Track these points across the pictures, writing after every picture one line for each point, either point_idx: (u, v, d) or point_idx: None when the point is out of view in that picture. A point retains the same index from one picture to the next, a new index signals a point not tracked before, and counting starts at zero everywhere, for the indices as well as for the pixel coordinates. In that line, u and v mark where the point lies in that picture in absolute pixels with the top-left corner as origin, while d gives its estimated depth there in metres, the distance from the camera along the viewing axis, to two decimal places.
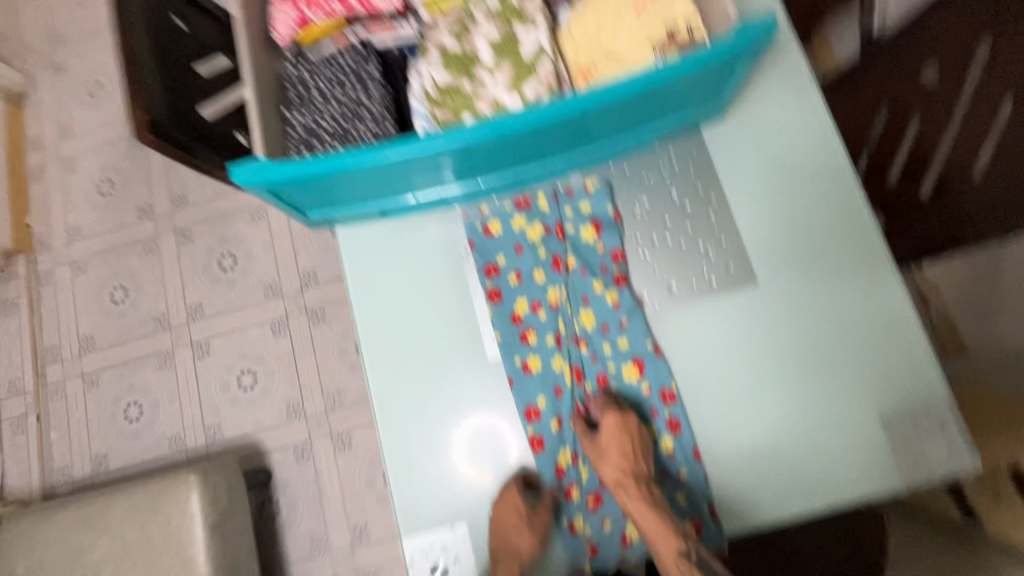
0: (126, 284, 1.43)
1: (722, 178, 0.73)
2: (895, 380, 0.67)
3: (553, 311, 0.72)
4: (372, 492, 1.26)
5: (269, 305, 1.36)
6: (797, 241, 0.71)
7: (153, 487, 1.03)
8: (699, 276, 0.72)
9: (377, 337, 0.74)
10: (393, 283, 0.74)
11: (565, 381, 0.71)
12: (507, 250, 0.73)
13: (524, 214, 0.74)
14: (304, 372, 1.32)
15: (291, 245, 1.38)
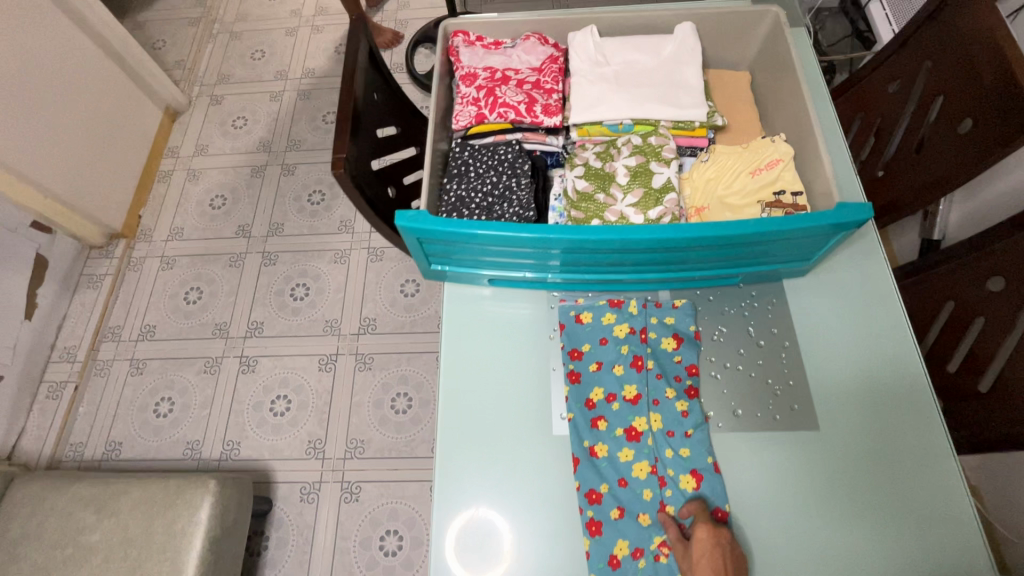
0: (202, 288, 1.54)
1: (796, 330, 0.86)
2: (930, 545, 0.73)
3: (628, 407, 0.79)
4: (364, 554, 1.23)
5: (324, 340, 1.45)
6: (861, 403, 0.81)
7: (171, 484, 1.08)
8: (764, 410, 0.81)
9: (452, 385, 0.82)
10: (486, 343, 0.85)
11: (629, 475, 0.75)
12: (593, 341, 0.83)
13: (615, 312, 0.84)
14: (336, 413, 1.36)
15: (361, 292, 1.50)
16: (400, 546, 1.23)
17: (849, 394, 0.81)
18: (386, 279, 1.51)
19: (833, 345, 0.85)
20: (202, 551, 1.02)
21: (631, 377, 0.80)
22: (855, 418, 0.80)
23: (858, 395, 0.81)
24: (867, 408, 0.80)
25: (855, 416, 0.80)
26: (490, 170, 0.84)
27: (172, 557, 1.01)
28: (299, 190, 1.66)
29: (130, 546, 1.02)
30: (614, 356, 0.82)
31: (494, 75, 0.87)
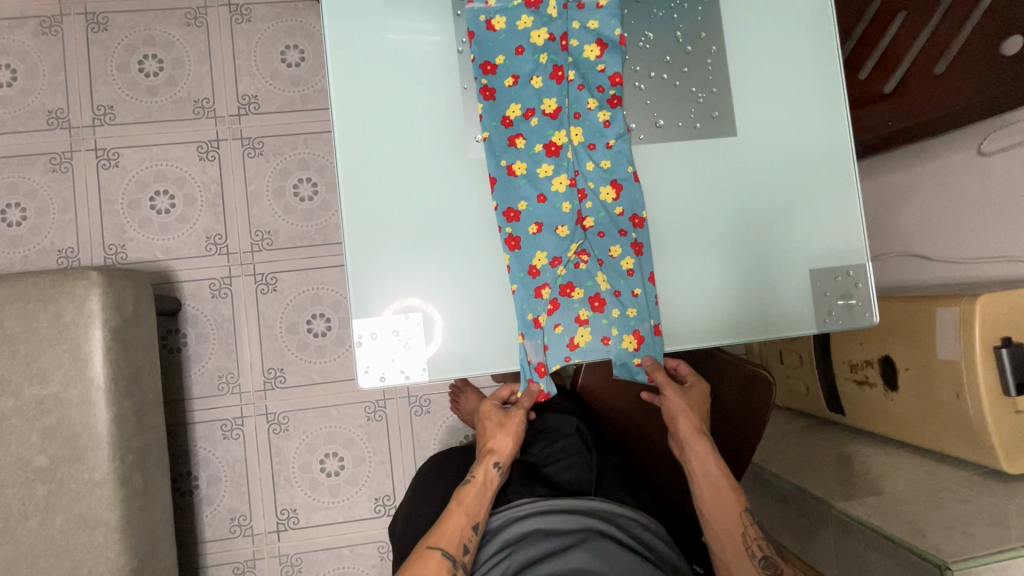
0: (24, 204, 1.18)
1: (770, 172, 0.68)
2: None
3: (570, 269, 0.65)
4: (305, 478, 1.18)
5: (210, 261, 1.19)
6: (831, 241, 0.68)
7: (37, 459, 0.85)
8: (733, 275, 0.67)
9: (367, 227, 0.63)
10: (397, 237, 0.64)
11: (583, 301, 0.65)
12: (530, 197, 0.65)
13: (552, 161, 0.65)
14: (244, 341, 1.19)
15: (244, 193, 1.20)
16: (342, 466, 1.19)
17: (820, 269, 0.67)
18: (269, 180, 1.20)
19: (807, 187, 0.68)
20: (119, 525, 0.87)
21: (579, 274, 0.65)
22: (827, 300, 0.67)
23: (832, 274, 0.67)
24: (842, 290, 0.67)
25: (824, 296, 0.67)
26: None
27: (69, 551, 0.85)
28: (122, 54, 1.20)
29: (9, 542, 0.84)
30: (558, 244, 0.65)
31: None
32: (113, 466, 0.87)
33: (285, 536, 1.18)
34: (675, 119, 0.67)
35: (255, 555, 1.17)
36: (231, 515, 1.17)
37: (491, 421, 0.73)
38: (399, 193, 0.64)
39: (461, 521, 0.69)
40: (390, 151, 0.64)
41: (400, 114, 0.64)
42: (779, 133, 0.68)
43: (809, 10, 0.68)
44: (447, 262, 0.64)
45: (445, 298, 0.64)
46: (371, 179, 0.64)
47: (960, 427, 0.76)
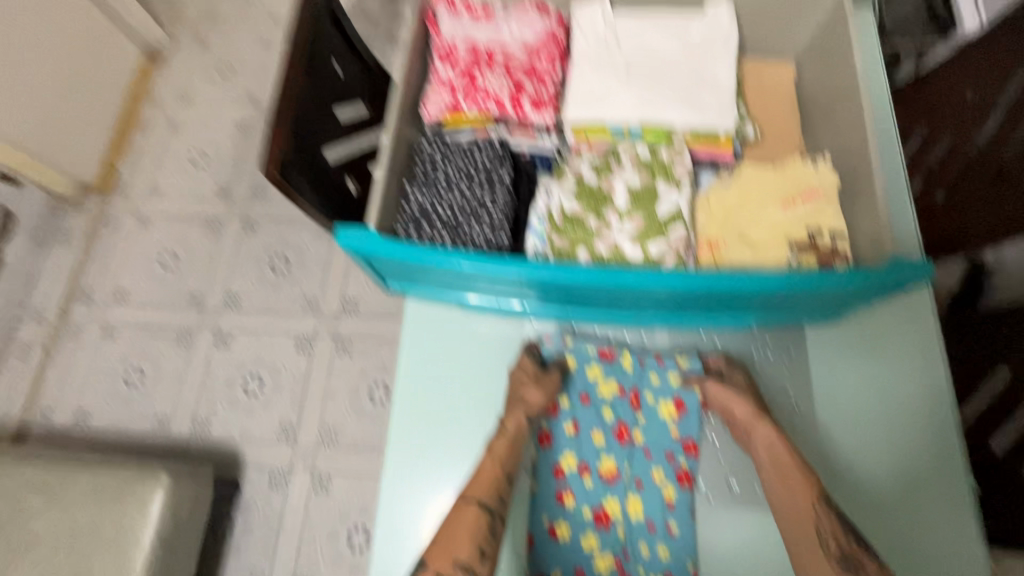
0: (180, 252, 1.43)
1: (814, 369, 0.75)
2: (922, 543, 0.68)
3: (601, 482, 0.73)
4: (330, 548, 1.16)
5: (302, 318, 1.33)
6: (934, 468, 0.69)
7: (123, 473, 0.95)
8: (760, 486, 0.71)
9: (434, 359, 0.75)
10: (451, 428, 0.73)
11: (612, 509, 0.72)
12: (573, 396, 0.76)
13: (603, 365, 0.76)
14: (311, 396, 1.27)
15: (345, 270, 1.37)
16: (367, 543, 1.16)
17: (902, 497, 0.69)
18: None
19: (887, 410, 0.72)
20: (151, 550, 0.91)
21: (619, 487, 0.72)
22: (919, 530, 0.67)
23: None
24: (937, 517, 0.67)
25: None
26: (463, 177, 0.71)
27: (117, 555, 0.89)
28: None
29: (77, 538, 0.90)
30: (591, 452, 0.74)
31: (476, 55, 0.76)
32: (167, 491, 0.94)
33: None
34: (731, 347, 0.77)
35: None
36: (251, 571, 1.16)
37: (522, 363, 0.73)
38: (459, 393, 0.74)
39: (493, 474, 0.67)
40: (470, 348, 0.76)
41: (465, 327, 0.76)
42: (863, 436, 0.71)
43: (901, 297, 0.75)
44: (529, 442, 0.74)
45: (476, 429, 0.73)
46: (428, 377, 0.74)
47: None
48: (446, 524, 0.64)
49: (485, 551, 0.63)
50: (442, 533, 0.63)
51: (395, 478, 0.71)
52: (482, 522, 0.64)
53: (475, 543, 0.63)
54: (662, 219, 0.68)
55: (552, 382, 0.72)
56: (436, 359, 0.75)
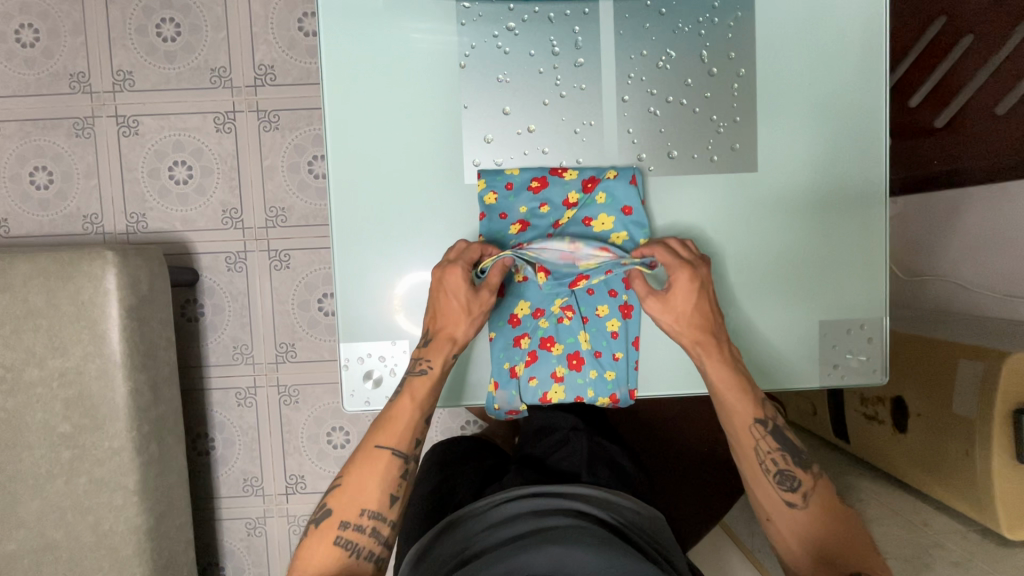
0: (36, 24, 1.17)
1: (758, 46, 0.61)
2: (835, 232, 0.64)
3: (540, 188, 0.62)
4: (304, 315, 1.22)
5: (214, 94, 1.18)
6: (860, 161, 0.63)
7: (63, 253, 0.91)
8: (703, 149, 0.62)
9: (360, 86, 0.60)
10: (396, 181, 0.62)
11: (553, 216, 0.63)
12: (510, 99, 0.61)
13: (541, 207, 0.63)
14: (248, 178, 1.20)
15: (248, 29, 1.17)
16: None
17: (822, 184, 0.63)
18: (275, 11, 1.17)
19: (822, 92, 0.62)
20: (120, 321, 0.91)
21: (552, 191, 0.62)
22: (837, 222, 0.64)
23: (843, 326, 0.65)
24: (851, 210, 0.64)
25: (832, 348, 0.65)
26: None
27: (88, 327, 0.90)
28: None
29: (37, 317, 0.89)
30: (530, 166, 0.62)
31: None
32: (117, 265, 0.92)
33: (283, 368, 1.23)
34: (681, 19, 0.60)
35: (255, 382, 1.23)
36: (233, 344, 1.23)
37: (446, 284, 0.60)
38: (401, 123, 0.61)
39: (405, 421, 0.64)
40: (401, 62, 0.60)
41: (395, 38, 0.60)
42: (793, 185, 0.63)
43: (859, 19, 0.61)
44: (478, 170, 0.62)
45: (425, 159, 0.62)
46: (364, 109, 0.61)
47: (958, 444, 0.73)
48: (359, 469, 0.64)
49: (395, 498, 0.64)
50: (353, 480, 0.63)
51: (353, 239, 0.63)
52: (394, 470, 0.64)
53: (384, 492, 0.63)
54: None
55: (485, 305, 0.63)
56: (364, 87, 0.61)
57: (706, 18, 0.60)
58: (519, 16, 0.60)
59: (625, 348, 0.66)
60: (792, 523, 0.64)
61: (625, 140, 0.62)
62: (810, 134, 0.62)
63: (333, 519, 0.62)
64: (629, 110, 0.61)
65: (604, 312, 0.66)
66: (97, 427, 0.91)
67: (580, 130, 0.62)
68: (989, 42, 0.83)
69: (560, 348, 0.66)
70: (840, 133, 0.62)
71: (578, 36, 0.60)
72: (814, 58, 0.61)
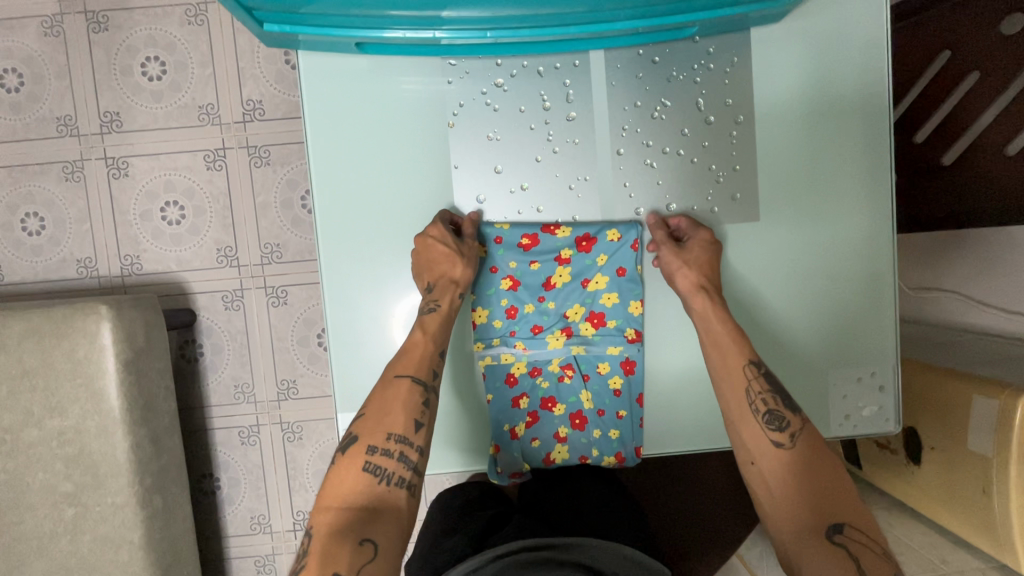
0: (20, 69, 1.16)
1: (756, 91, 0.59)
2: (837, 278, 0.62)
3: (536, 246, 0.61)
4: (304, 351, 1.21)
5: (203, 131, 1.17)
6: (862, 199, 0.61)
7: (56, 311, 0.90)
8: (700, 201, 0.61)
9: (346, 151, 0.59)
10: (386, 248, 0.61)
11: (551, 271, 0.63)
12: (502, 160, 0.59)
13: (535, 259, 0.62)
14: (241, 215, 1.18)
15: (234, 65, 1.15)
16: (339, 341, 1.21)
17: (827, 229, 0.61)
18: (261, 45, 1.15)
19: (821, 134, 0.60)
20: (117, 375, 0.90)
21: (545, 247, 0.61)
22: (841, 267, 0.62)
23: (854, 374, 0.63)
24: (853, 253, 0.62)
25: (842, 399, 0.63)
26: None
27: (85, 383, 0.89)
28: None
29: (33, 377, 0.88)
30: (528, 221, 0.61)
31: None
32: (112, 319, 0.90)
33: (285, 405, 1.22)
34: (675, 67, 0.58)
35: (257, 420, 1.22)
36: (234, 383, 1.22)
37: (432, 238, 0.58)
38: (389, 188, 0.60)
39: (422, 351, 0.59)
40: (385, 126, 0.59)
41: (382, 96, 0.58)
42: (795, 232, 0.61)
43: (859, 58, 0.59)
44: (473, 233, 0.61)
45: (413, 226, 0.61)
46: (352, 171, 0.59)
47: (974, 481, 0.71)
48: (375, 397, 0.58)
49: (420, 423, 0.58)
50: (374, 405, 0.58)
51: (346, 302, 0.61)
52: (414, 394, 0.58)
53: (411, 415, 0.58)
54: None
55: (474, 247, 0.60)
56: (351, 152, 0.59)
57: (700, 65, 0.58)
58: (507, 71, 0.58)
59: (628, 406, 0.65)
60: (776, 471, 0.57)
61: (622, 194, 0.60)
62: (809, 178, 0.60)
63: (359, 445, 0.57)
64: (625, 163, 0.60)
65: (606, 368, 0.65)
66: (99, 483, 0.90)
67: (575, 185, 0.60)
68: (998, 78, 0.81)
69: (562, 407, 0.65)
70: (843, 178, 0.60)
71: (569, 89, 0.58)
72: (812, 98, 0.59)
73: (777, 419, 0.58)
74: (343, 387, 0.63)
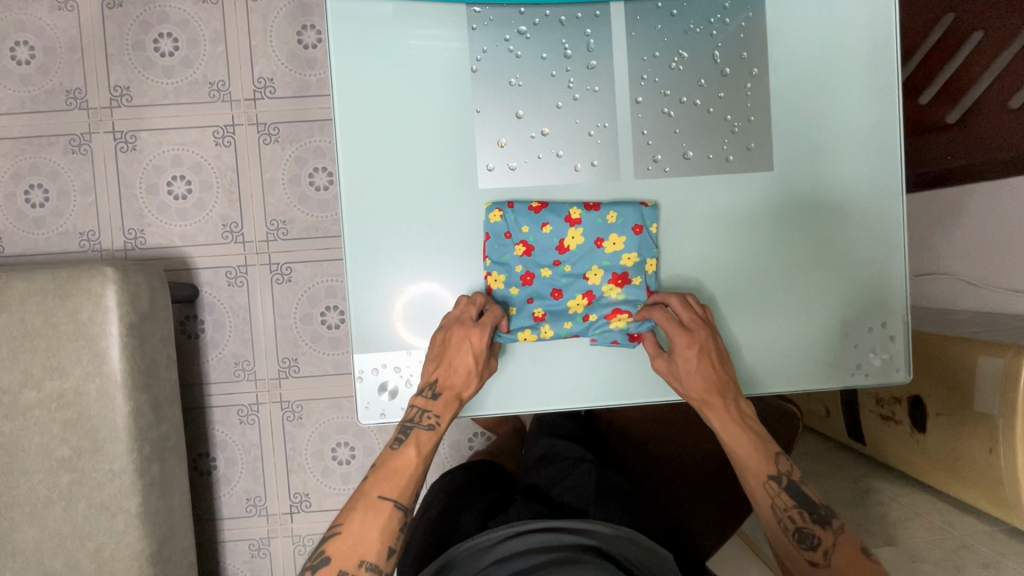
0: (32, 42, 1.16)
1: (768, 43, 0.61)
2: (844, 226, 0.63)
3: (559, 232, 0.62)
4: (307, 329, 1.20)
5: (213, 108, 1.17)
6: (870, 144, 0.62)
7: (61, 271, 0.89)
8: (716, 151, 0.62)
9: (370, 97, 0.60)
10: (405, 193, 0.62)
11: (570, 243, 0.62)
12: (523, 106, 0.61)
13: (553, 226, 0.62)
14: (247, 191, 1.19)
15: (247, 42, 1.17)
16: (342, 320, 1.21)
17: (836, 174, 0.63)
18: (275, 24, 1.17)
19: (827, 77, 0.62)
20: (121, 338, 0.89)
21: (549, 245, 0.62)
22: (847, 214, 0.63)
23: (864, 324, 0.64)
24: (862, 200, 0.63)
25: (854, 348, 0.64)
26: None
27: (88, 345, 0.88)
28: None
29: (35, 337, 0.87)
30: (557, 225, 0.62)
31: None
32: (118, 282, 0.90)
33: (286, 383, 1.21)
34: (692, 20, 0.60)
35: (257, 399, 1.20)
36: (234, 361, 1.20)
37: (472, 346, 0.60)
38: (411, 134, 0.61)
39: (412, 474, 0.63)
40: (409, 71, 0.60)
41: (405, 45, 0.60)
42: (805, 171, 0.63)
43: (863, 14, 0.61)
44: (491, 177, 0.62)
45: (431, 172, 0.61)
46: (376, 114, 0.60)
47: (980, 441, 0.72)
48: (358, 520, 0.61)
49: (395, 549, 0.61)
50: (353, 529, 0.60)
51: (364, 244, 0.62)
52: (395, 522, 0.62)
53: (388, 544, 0.61)
54: None
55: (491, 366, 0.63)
56: (376, 97, 0.60)
57: (717, 19, 0.60)
58: (530, 20, 0.60)
59: (639, 251, 0.62)
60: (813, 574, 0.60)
61: (640, 142, 0.61)
62: (819, 122, 0.62)
63: (331, 568, 0.59)
64: (643, 111, 0.61)
65: (615, 220, 0.61)
66: (97, 449, 0.88)
67: (594, 132, 0.61)
68: (1001, 36, 0.83)
69: (570, 266, 0.64)
70: (849, 126, 0.62)
71: (590, 39, 0.60)
72: (822, 51, 0.61)
73: (808, 536, 0.62)
74: (360, 333, 0.64)
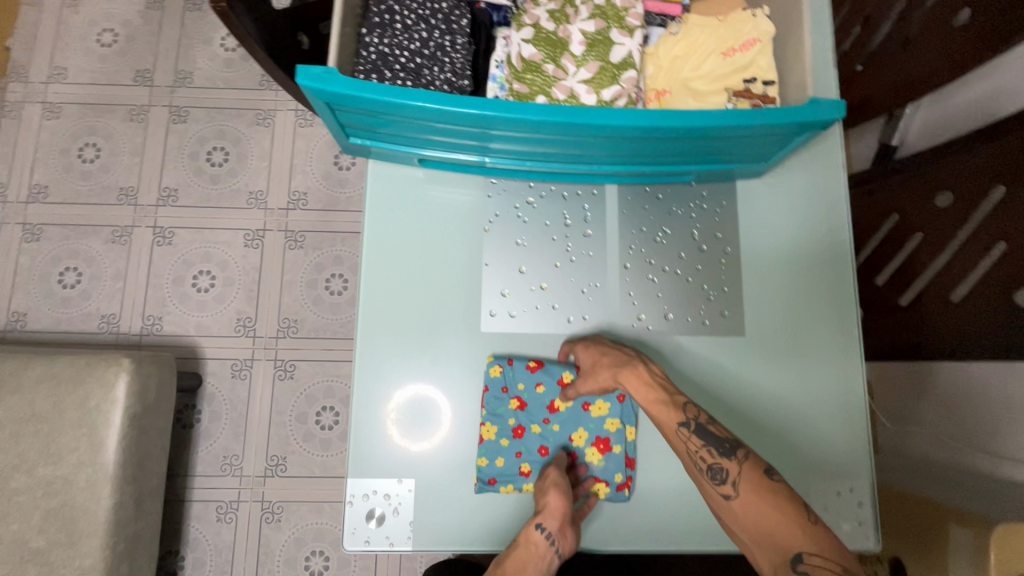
0: (100, 144, 1.32)
1: (740, 227, 0.71)
2: (810, 388, 0.69)
3: (551, 392, 0.68)
4: (300, 428, 1.22)
5: (248, 214, 1.30)
6: (829, 314, 0.70)
7: (78, 359, 0.93)
8: (694, 314, 0.70)
9: (393, 243, 0.69)
10: (413, 328, 0.68)
11: (559, 404, 0.68)
12: (525, 262, 0.70)
13: (547, 386, 0.68)
14: (266, 289, 1.27)
15: (290, 161, 1.32)
16: (336, 421, 1.23)
17: (802, 340, 0.70)
18: (316, 149, 1.32)
19: (790, 259, 0.71)
20: (122, 429, 0.92)
21: (544, 403, 0.68)
22: (812, 376, 0.69)
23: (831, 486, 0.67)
24: (825, 365, 0.70)
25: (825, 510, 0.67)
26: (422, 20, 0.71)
27: (89, 434, 0.90)
28: (210, 32, 1.36)
29: (39, 423, 0.90)
30: (551, 386, 0.68)
31: None
32: (131, 373, 0.94)
33: (270, 482, 1.20)
34: (675, 204, 0.71)
35: (239, 496, 1.19)
36: (223, 453, 1.21)
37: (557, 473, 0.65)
38: (425, 278, 0.69)
39: None
40: (429, 225, 0.70)
41: (427, 203, 0.70)
42: (773, 335, 0.70)
43: (822, 208, 0.72)
44: (493, 321, 0.69)
45: (438, 312, 0.69)
46: (396, 259, 0.69)
47: None
48: None
49: None
50: None
51: (371, 372, 0.68)
52: None
53: None
54: (614, 65, 0.69)
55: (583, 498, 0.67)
56: (397, 242, 0.69)
57: (695, 205, 0.71)
58: (537, 193, 0.71)
59: (621, 418, 0.69)
60: (740, 519, 0.55)
61: (626, 300, 0.69)
62: (784, 293, 0.70)
63: None
64: (630, 275, 0.70)
65: None
66: (72, 543, 0.87)
67: (587, 289, 0.69)
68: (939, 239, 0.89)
69: (558, 425, 0.69)
70: (811, 299, 0.70)
71: (587, 212, 0.70)
72: (787, 237, 0.71)
73: (720, 471, 0.57)
74: (356, 455, 0.67)
